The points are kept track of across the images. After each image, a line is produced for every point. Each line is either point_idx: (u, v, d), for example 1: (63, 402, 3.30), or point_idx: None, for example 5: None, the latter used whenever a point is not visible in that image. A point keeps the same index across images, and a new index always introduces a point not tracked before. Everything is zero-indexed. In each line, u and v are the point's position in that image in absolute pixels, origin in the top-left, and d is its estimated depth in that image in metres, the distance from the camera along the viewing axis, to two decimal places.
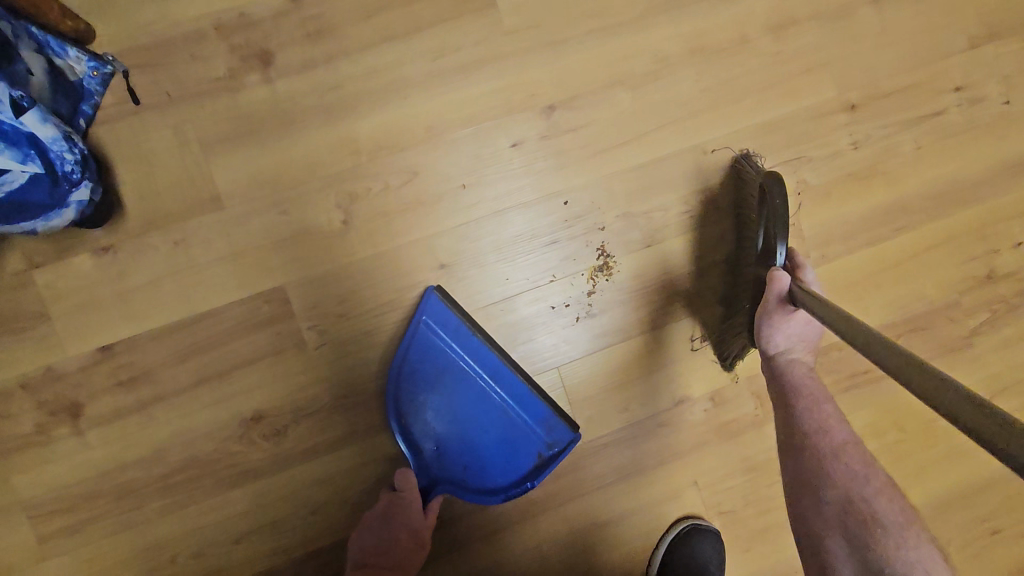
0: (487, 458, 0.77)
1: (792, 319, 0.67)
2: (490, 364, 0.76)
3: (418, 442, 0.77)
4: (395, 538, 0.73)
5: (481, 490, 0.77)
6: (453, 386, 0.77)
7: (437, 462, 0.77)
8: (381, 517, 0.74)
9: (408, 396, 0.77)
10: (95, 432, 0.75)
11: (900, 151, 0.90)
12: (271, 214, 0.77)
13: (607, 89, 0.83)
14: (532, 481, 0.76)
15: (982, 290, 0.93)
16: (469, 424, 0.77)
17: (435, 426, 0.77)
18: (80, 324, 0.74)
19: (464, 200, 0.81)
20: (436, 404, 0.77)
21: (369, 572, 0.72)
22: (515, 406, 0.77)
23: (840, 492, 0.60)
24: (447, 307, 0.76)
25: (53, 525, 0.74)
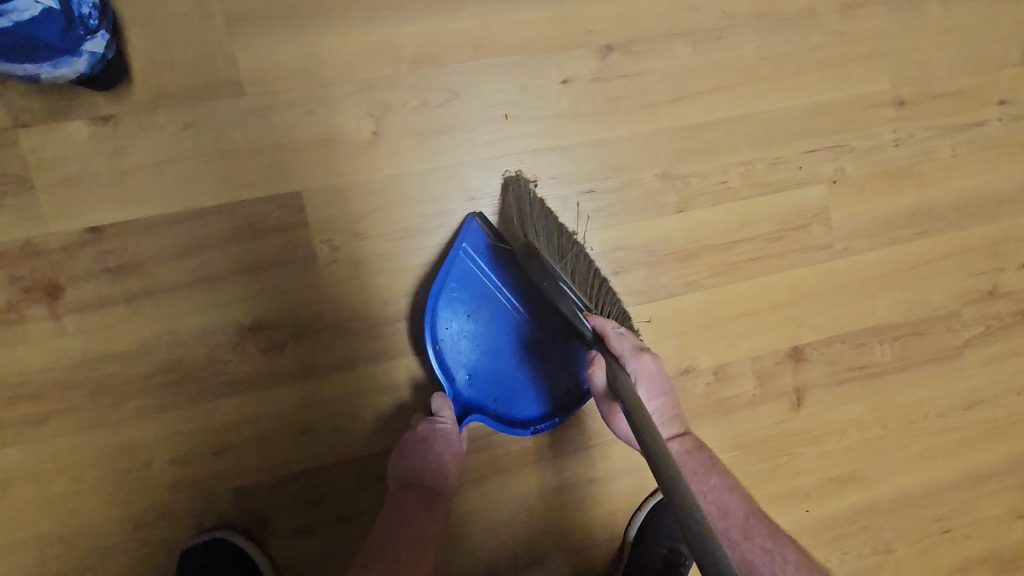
0: (517, 390, 0.76)
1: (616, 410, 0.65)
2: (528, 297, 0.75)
3: (451, 371, 0.74)
4: (431, 462, 0.68)
5: (509, 421, 0.76)
6: (490, 316, 0.75)
7: (467, 390, 0.75)
8: (418, 442, 0.69)
9: (443, 323, 0.73)
10: (74, 319, 0.69)
11: (937, 156, 0.90)
12: (296, 112, 0.71)
13: (667, 38, 0.79)
14: (562, 416, 0.76)
15: (982, 304, 0.95)
16: (502, 355, 0.75)
17: (467, 355, 0.74)
18: (68, 198, 0.67)
19: (504, 131, 0.76)
20: (470, 334, 0.74)
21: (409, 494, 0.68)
22: (548, 342, 0.76)
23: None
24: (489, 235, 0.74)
25: (18, 412, 0.69)
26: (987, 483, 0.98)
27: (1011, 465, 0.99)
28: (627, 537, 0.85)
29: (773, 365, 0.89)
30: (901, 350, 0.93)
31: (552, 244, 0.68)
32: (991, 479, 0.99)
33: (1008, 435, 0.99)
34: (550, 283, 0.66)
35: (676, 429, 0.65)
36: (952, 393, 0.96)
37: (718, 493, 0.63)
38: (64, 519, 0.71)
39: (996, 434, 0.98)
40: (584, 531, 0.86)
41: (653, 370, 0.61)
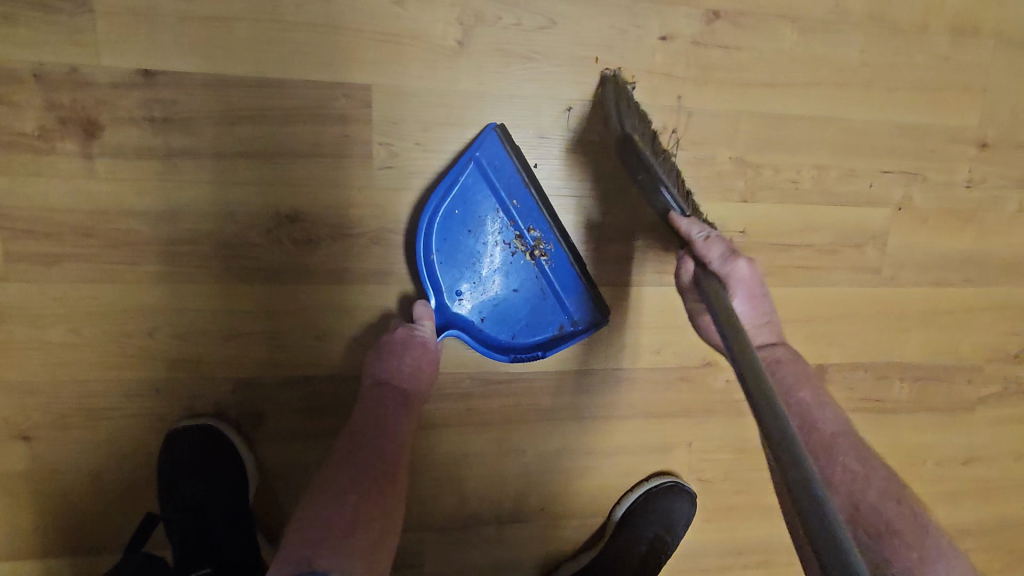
0: (505, 316, 0.72)
1: (729, 270, 0.61)
2: (536, 224, 0.70)
3: (439, 285, 0.70)
4: (406, 367, 0.65)
5: (493, 347, 0.72)
6: (494, 234, 0.70)
7: (455, 307, 0.70)
8: (395, 343, 0.66)
9: (439, 233, 0.68)
10: (107, 163, 0.64)
11: (1003, 206, 0.88)
12: (385, 1, 0.66)
13: (776, 20, 0.76)
14: (545, 351, 0.73)
15: (1006, 365, 0.94)
16: (500, 278, 0.71)
17: (462, 270, 0.70)
18: (128, 32, 0.62)
19: (591, 76, 0.72)
20: (465, 248, 0.69)
21: (376, 392, 0.64)
22: (549, 273, 0.72)
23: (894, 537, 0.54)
24: (506, 150, 0.67)
25: (27, 248, 0.64)
26: (965, 540, 0.99)
27: (991, 527, 0.99)
28: (613, 515, 0.84)
29: None
30: (920, 392, 0.92)
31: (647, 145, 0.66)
32: (969, 536, 0.99)
33: (997, 499, 0.98)
34: (647, 175, 0.65)
35: (771, 338, 0.65)
36: (956, 445, 0.95)
37: (809, 406, 0.60)
38: (53, 369, 0.67)
39: (986, 495, 0.98)
40: (572, 499, 0.84)
41: (749, 276, 0.61)
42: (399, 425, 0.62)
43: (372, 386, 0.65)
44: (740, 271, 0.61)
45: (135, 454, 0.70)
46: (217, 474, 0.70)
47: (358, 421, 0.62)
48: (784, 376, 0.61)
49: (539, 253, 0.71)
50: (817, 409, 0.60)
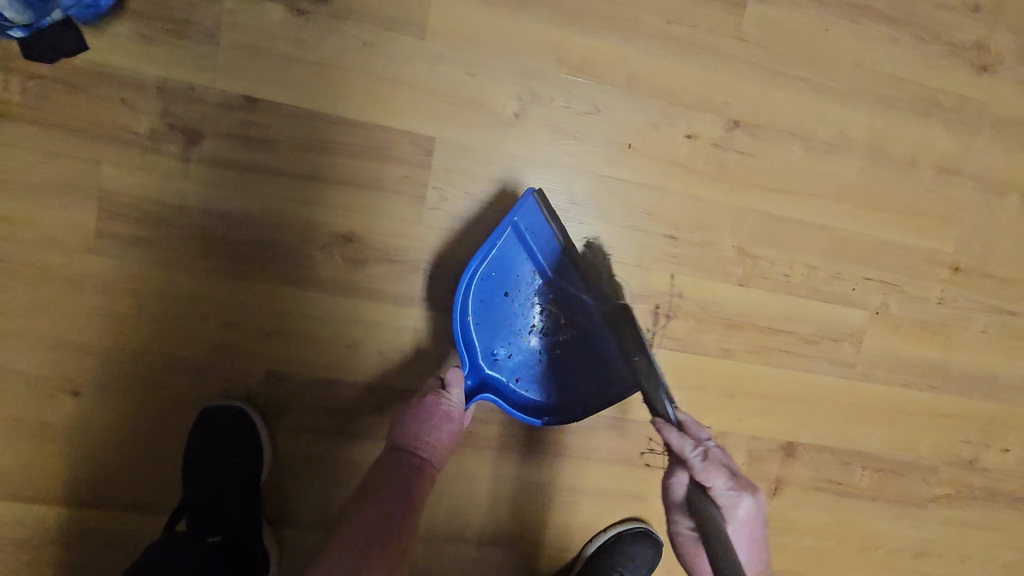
0: (536, 376, 0.80)
1: (733, 503, 0.63)
2: (567, 288, 0.79)
3: (476, 353, 0.77)
4: (431, 433, 0.70)
5: (522, 405, 0.79)
6: (531, 297, 0.79)
7: (489, 365, 0.78)
8: (421, 407, 0.72)
9: (479, 293, 0.76)
10: (200, 167, 0.74)
11: (969, 325, 0.98)
12: (459, 71, 0.78)
13: (786, 136, 0.87)
14: (579, 413, 0.79)
15: (960, 470, 1.02)
16: (534, 338, 0.79)
17: (498, 330, 0.78)
18: (242, 63, 0.73)
19: (623, 158, 0.83)
20: (500, 316, 0.78)
21: (397, 455, 0.70)
22: (581, 334, 0.79)
23: None
24: (542, 217, 0.75)
25: (115, 228, 0.74)
26: None
27: None
28: (586, 548, 0.90)
29: (766, 450, 0.95)
30: (878, 482, 1.00)
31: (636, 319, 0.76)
32: None
33: None
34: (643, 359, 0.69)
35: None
36: (906, 538, 1.03)
37: None
38: (112, 337, 0.75)
39: None
40: (547, 531, 0.90)
41: (750, 512, 0.64)
42: (422, 483, 0.69)
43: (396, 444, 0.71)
44: (742, 509, 0.63)
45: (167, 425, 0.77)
46: (237, 459, 0.76)
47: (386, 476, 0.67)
48: None
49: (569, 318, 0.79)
50: None
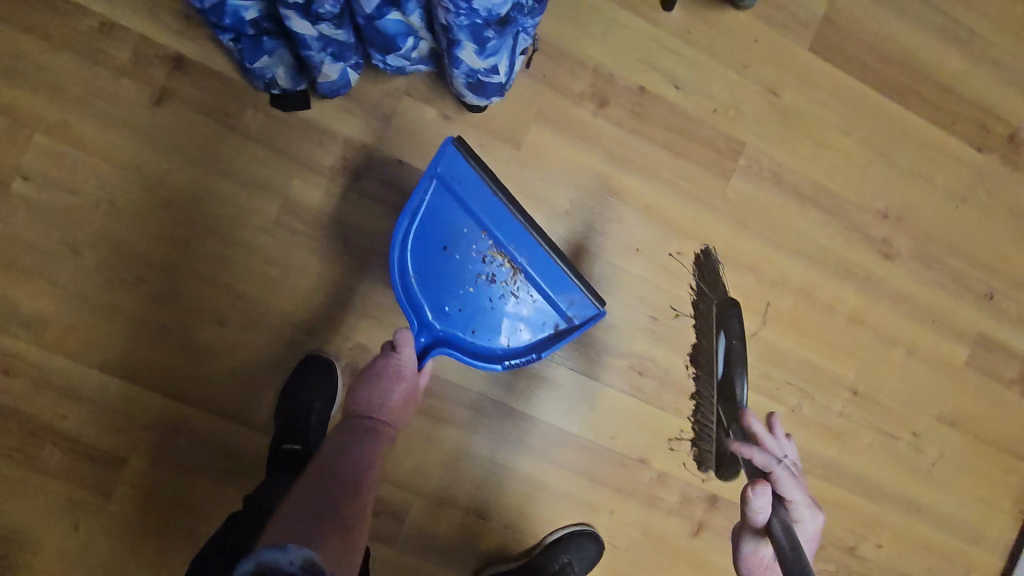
0: (484, 317, 1.00)
1: (802, 514, 0.86)
2: (488, 199, 0.96)
3: (425, 311, 0.98)
4: (380, 396, 0.91)
5: (479, 352, 1.01)
6: (465, 234, 0.98)
7: (436, 322, 0.99)
8: (376, 373, 0.93)
9: (419, 237, 0.98)
10: (354, 194, 1.11)
11: (860, 438, 1.30)
12: (535, 175, 1.17)
13: (744, 268, 1.25)
14: (538, 351, 1.02)
15: (841, 554, 1.29)
16: (477, 275, 0.99)
17: (448, 281, 0.98)
18: (401, 139, 1.13)
19: (631, 255, 1.20)
20: (446, 268, 0.98)
21: (361, 420, 0.90)
22: (529, 267, 1.00)
23: None
24: (462, 158, 0.94)
25: (289, 220, 1.09)
26: None
27: None
28: (548, 537, 1.17)
29: (696, 495, 1.23)
30: None
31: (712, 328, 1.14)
32: None
33: None
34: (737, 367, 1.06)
35: None
36: None
37: None
38: (263, 290, 1.09)
39: None
40: (519, 515, 1.18)
41: (812, 522, 0.87)
42: (373, 454, 0.86)
43: (359, 416, 0.90)
44: (806, 518, 0.86)
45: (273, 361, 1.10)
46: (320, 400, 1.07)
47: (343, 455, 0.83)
48: None
49: (509, 259, 1.00)
50: None
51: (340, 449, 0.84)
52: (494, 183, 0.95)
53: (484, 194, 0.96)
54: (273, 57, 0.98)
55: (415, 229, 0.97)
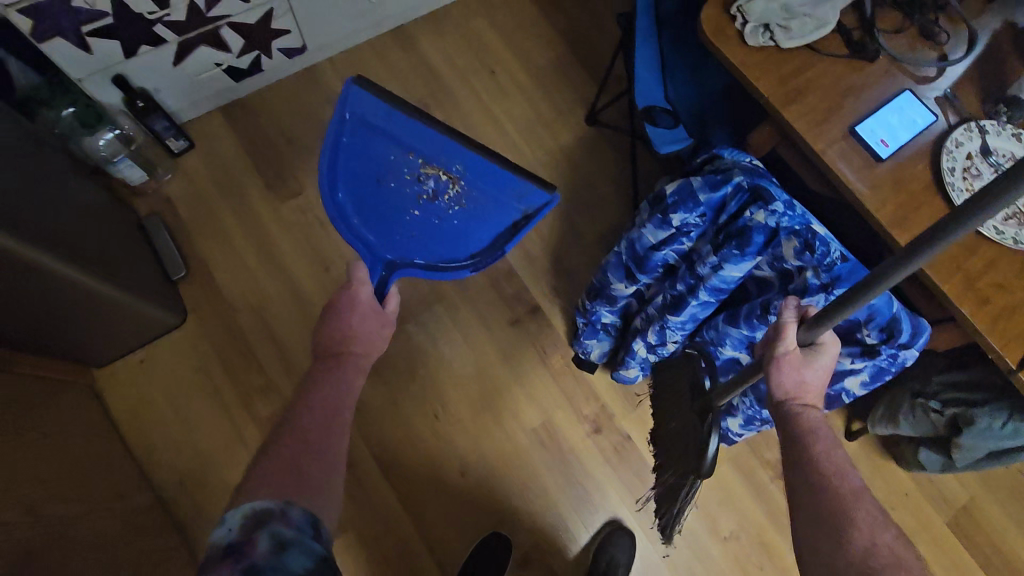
0: (438, 236, 1.13)
1: (814, 357, 0.88)
2: (429, 134, 1.09)
3: (372, 243, 1.12)
4: (345, 321, 1.02)
5: (446, 266, 1.14)
6: (407, 166, 1.11)
7: (389, 248, 1.13)
8: (334, 305, 1.04)
9: (353, 188, 1.12)
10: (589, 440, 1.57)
11: None
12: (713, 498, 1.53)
13: None
14: (504, 245, 1.14)
15: None
16: (424, 198, 1.11)
17: (394, 213, 1.12)
18: (641, 421, 1.59)
19: None
20: (385, 197, 1.12)
21: (324, 352, 1.02)
22: (470, 169, 1.11)
23: (866, 535, 0.74)
24: (365, 94, 1.07)
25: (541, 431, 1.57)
26: None
27: None
28: None
29: None
30: None
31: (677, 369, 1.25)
32: None
33: None
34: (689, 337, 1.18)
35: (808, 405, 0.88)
36: None
37: (843, 461, 0.83)
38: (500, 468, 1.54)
39: None
40: None
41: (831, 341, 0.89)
42: (330, 392, 0.94)
43: (328, 356, 1.01)
44: (823, 352, 0.88)
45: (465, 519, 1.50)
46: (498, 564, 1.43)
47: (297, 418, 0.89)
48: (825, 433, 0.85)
49: (451, 180, 1.11)
50: (845, 464, 0.83)
51: (310, 398, 0.93)
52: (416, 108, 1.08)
53: (400, 121, 1.09)
54: (599, 341, 1.49)
55: (347, 161, 1.10)
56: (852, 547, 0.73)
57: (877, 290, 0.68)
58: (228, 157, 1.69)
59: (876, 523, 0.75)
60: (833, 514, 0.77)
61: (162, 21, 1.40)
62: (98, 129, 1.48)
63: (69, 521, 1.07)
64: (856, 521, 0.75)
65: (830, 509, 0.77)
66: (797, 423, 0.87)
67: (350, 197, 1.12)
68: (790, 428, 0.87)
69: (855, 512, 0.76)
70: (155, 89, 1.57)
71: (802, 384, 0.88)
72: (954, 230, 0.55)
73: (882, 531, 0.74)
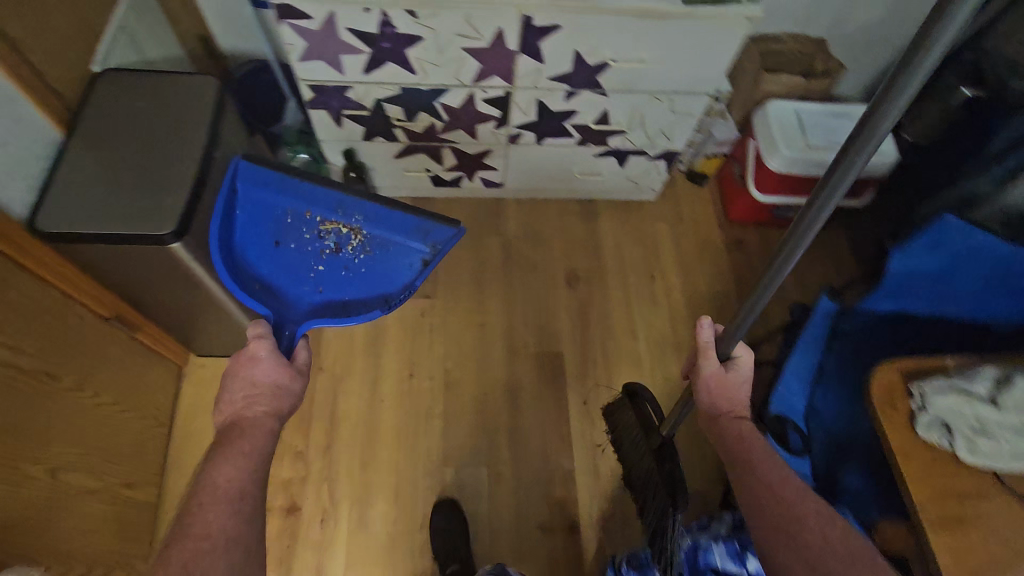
0: (345, 283, 1.17)
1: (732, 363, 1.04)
2: (332, 199, 1.20)
3: (288, 300, 1.16)
4: (261, 377, 1.08)
5: (362, 308, 1.17)
6: (304, 227, 1.19)
7: (302, 299, 1.16)
8: (244, 360, 1.09)
9: (250, 251, 1.17)
10: None
11: None
12: None
13: None
14: (415, 283, 1.18)
15: None
16: (324, 245, 1.18)
17: (293, 275, 1.17)
18: None
19: None
20: (286, 257, 1.17)
21: (235, 419, 1.08)
22: (370, 224, 1.19)
23: (816, 524, 0.96)
24: (255, 168, 1.18)
25: None
26: None
27: None
28: None
29: None
30: None
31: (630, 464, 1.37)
32: None
33: None
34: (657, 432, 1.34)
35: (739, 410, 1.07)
36: None
37: (776, 469, 1.02)
38: None
39: None
40: None
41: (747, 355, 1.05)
42: (226, 470, 1.00)
43: (227, 425, 1.07)
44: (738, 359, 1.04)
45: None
46: None
47: (195, 511, 0.94)
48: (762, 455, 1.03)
49: (353, 232, 1.19)
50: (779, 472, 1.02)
51: (209, 482, 0.98)
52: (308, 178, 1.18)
53: (290, 183, 1.20)
54: None
55: (241, 229, 1.17)
56: (811, 548, 0.93)
57: (818, 215, 0.70)
58: None
59: (824, 517, 0.97)
60: (783, 528, 0.96)
61: (402, 128, 1.65)
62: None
63: (75, 492, 1.18)
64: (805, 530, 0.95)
65: (784, 515, 0.97)
66: (734, 440, 1.05)
67: (248, 257, 1.17)
68: (732, 445, 1.05)
69: (805, 515, 0.97)
70: (371, 168, 1.83)
71: (725, 387, 1.05)
72: (850, 156, 0.62)
73: (810, 519, 0.97)
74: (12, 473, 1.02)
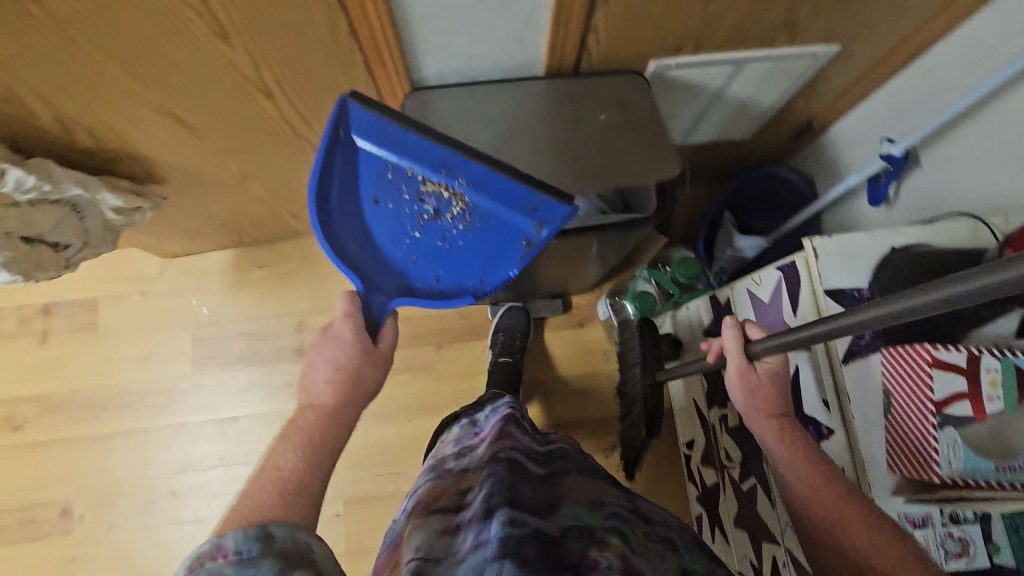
0: (444, 254, 0.88)
1: (740, 358, 0.79)
2: (436, 156, 0.84)
3: (373, 267, 0.85)
4: (347, 360, 0.77)
5: (455, 291, 0.87)
6: (411, 187, 0.86)
7: (395, 271, 0.86)
8: (333, 333, 0.78)
9: (351, 203, 0.86)
10: None
11: None
12: None
13: None
14: (512, 269, 0.87)
15: None
16: (425, 209, 0.86)
17: (390, 235, 0.86)
18: None
19: None
20: (386, 216, 0.87)
21: (307, 405, 0.76)
22: (476, 193, 0.86)
23: (862, 542, 0.67)
24: (363, 108, 0.81)
25: None
26: None
27: None
28: None
29: None
30: None
31: (623, 374, 1.36)
32: None
33: None
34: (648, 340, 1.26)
35: (774, 416, 0.79)
36: None
37: (799, 465, 0.74)
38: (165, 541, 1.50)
39: None
40: None
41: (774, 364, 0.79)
42: (288, 455, 0.70)
43: (297, 414, 0.76)
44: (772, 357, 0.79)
45: (134, 469, 1.53)
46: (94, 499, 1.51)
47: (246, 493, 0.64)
48: (786, 452, 0.75)
49: (454, 198, 0.86)
50: (809, 465, 0.73)
51: (262, 471, 0.68)
52: (410, 125, 0.82)
53: (391, 132, 0.83)
54: None
55: (342, 177, 0.85)
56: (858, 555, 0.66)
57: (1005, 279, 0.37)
58: (602, 402, 1.56)
59: (878, 519, 0.68)
60: (830, 532, 0.69)
61: (718, 417, 1.19)
62: (655, 280, 1.39)
63: (250, 193, 1.31)
64: (853, 541, 0.67)
65: (824, 522, 0.70)
66: (776, 447, 0.76)
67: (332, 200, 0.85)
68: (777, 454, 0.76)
69: (846, 509, 0.69)
70: None
71: (745, 380, 0.79)
72: None
73: (861, 542, 0.67)
74: (214, 160, 1.12)
